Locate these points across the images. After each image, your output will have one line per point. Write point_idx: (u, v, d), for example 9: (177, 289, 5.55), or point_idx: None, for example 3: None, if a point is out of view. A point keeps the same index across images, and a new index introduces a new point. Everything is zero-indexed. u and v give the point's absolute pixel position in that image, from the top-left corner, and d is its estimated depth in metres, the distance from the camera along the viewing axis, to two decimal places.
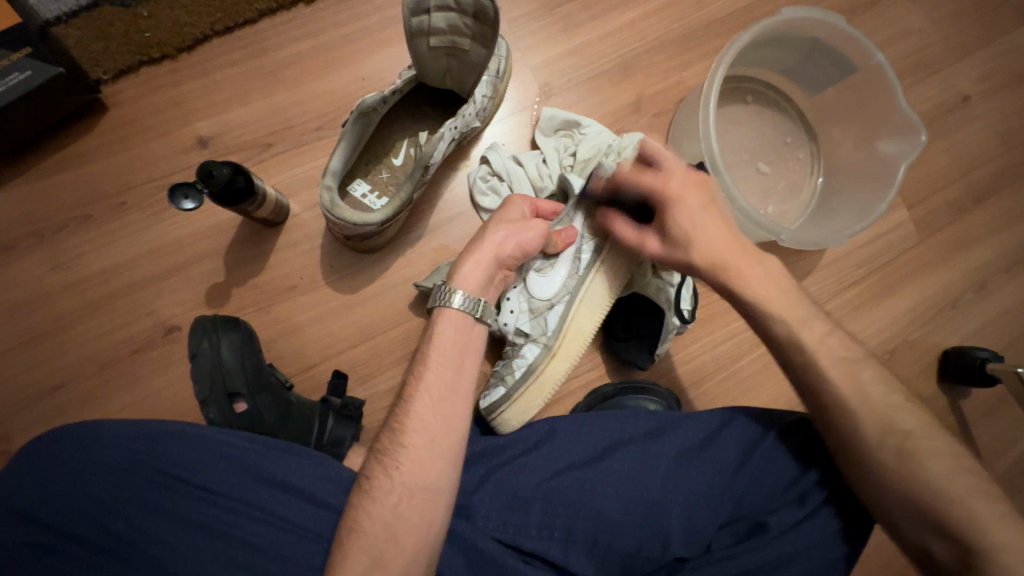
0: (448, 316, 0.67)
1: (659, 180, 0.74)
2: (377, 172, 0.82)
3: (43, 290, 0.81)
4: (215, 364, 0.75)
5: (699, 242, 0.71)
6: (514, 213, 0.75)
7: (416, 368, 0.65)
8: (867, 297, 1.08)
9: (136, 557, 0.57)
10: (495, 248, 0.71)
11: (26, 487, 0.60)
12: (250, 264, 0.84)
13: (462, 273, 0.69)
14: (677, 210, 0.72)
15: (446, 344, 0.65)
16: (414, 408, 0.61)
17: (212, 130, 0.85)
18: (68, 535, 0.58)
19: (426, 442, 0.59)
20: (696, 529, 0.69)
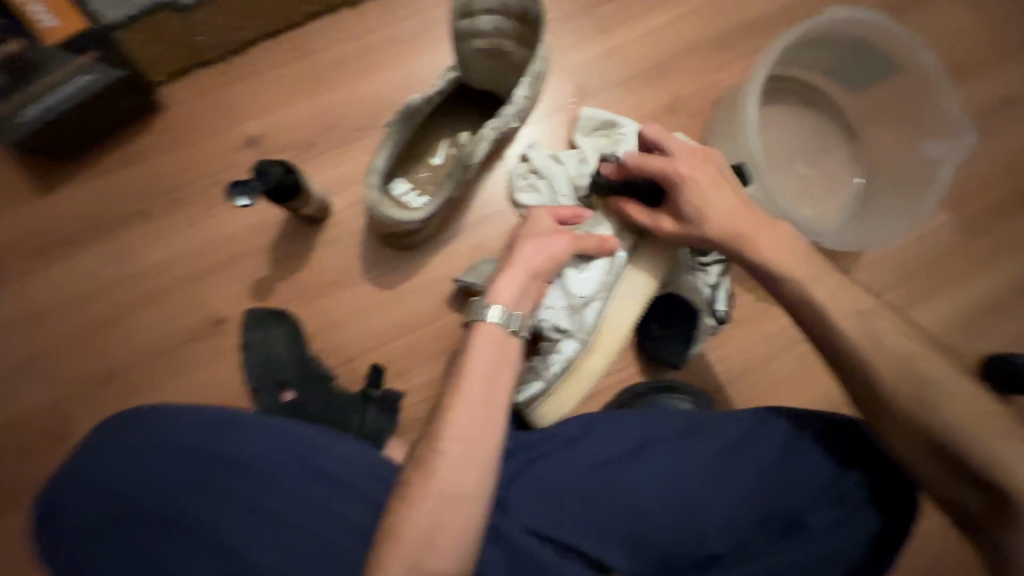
0: (484, 331, 0.67)
1: (665, 162, 0.72)
2: (418, 171, 0.85)
3: (103, 281, 0.85)
4: (267, 354, 0.83)
5: (712, 223, 0.70)
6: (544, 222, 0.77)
7: (453, 377, 0.66)
8: (906, 301, 1.06)
9: (202, 534, 0.61)
10: (527, 261, 0.72)
11: (97, 464, 0.64)
12: (295, 259, 0.87)
13: (495, 287, 0.70)
14: (686, 191, 0.71)
15: (483, 357, 0.66)
16: (451, 417, 0.62)
17: (261, 130, 0.88)
18: (139, 510, 0.62)
19: (463, 450, 0.61)
20: (731, 527, 0.70)
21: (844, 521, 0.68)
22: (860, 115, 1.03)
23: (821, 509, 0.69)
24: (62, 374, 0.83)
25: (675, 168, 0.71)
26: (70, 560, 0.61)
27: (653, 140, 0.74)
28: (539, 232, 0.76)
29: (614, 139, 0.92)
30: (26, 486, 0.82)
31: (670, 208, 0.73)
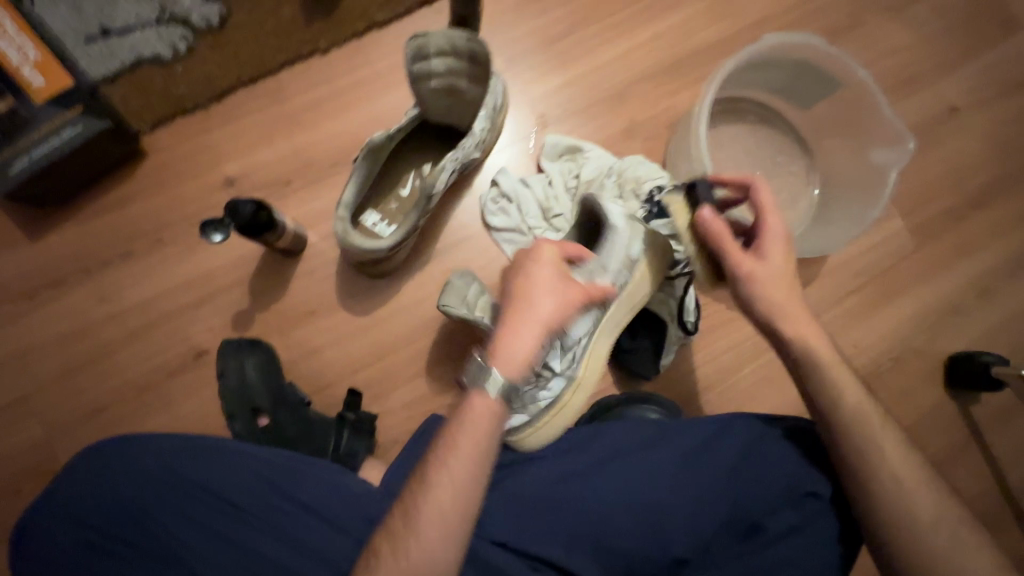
0: (477, 402, 0.61)
1: (774, 211, 0.74)
2: (387, 203, 0.90)
3: (88, 319, 0.88)
4: (242, 383, 0.83)
5: (772, 288, 0.72)
6: (540, 271, 0.65)
7: (438, 446, 0.61)
8: (869, 306, 1.10)
9: (174, 562, 0.64)
10: (538, 309, 0.63)
11: (76, 493, 0.67)
12: (274, 291, 0.92)
13: (504, 349, 0.62)
14: (773, 246, 0.73)
15: (477, 425, 0.61)
16: (432, 496, 0.58)
17: (239, 171, 0.93)
18: (116, 536, 0.64)
19: (444, 529, 0.57)
20: (695, 531, 0.72)
21: (802, 528, 0.70)
22: (812, 131, 1.08)
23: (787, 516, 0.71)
24: (50, 412, 0.86)
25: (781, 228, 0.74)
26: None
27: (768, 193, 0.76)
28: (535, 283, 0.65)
29: (579, 164, 0.99)
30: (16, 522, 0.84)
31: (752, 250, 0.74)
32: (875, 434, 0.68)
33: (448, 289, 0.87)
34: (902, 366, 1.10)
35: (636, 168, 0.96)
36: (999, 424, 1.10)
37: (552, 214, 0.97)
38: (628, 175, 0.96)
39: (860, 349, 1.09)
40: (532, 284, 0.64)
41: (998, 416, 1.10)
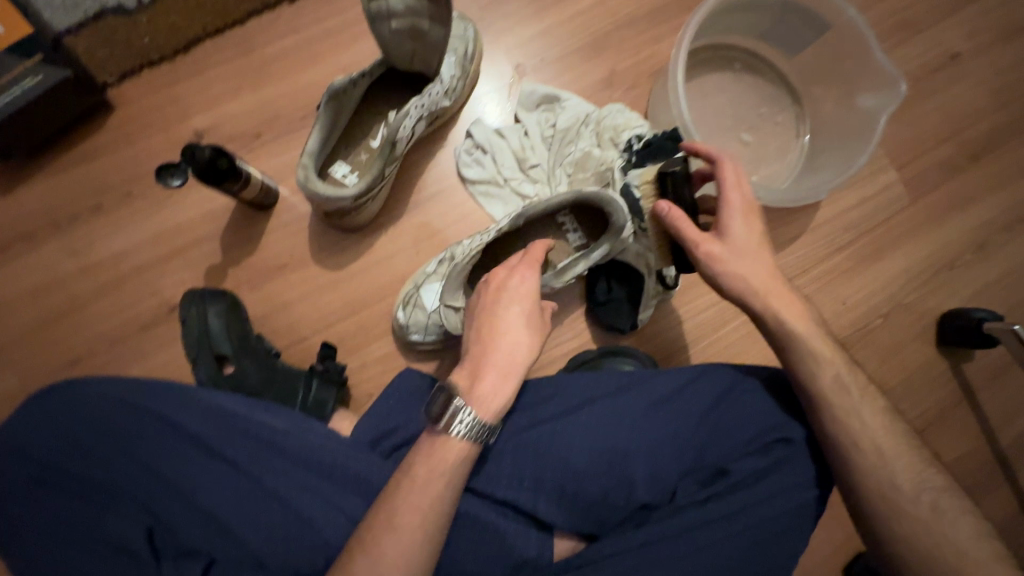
0: (452, 446, 0.63)
1: (732, 186, 0.73)
2: (357, 154, 0.88)
3: (62, 273, 0.89)
4: (204, 328, 0.82)
5: (745, 266, 0.71)
6: (516, 314, 0.70)
7: (394, 491, 0.61)
8: (857, 261, 1.07)
9: (127, 499, 0.63)
10: (511, 355, 0.68)
11: (30, 431, 0.66)
12: (245, 245, 0.91)
13: (482, 390, 0.66)
14: (738, 222, 0.72)
15: (438, 472, 0.62)
16: (387, 538, 0.58)
17: (207, 124, 0.92)
18: (69, 473, 0.64)
19: (404, 564, 0.57)
20: (660, 476, 0.72)
21: (764, 475, 0.70)
22: (801, 77, 1.02)
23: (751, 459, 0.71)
24: (27, 365, 0.87)
25: (742, 197, 0.73)
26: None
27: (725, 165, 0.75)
28: (512, 325, 0.69)
29: (556, 113, 0.96)
30: None
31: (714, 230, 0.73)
32: (834, 379, 0.67)
33: (411, 311, 0.85)
34: (891, 324, 1.07)
35: (614, 117, 0.94)
36: (991, 383, 1.07)
37: (529, 166, 0.95)
38: (607, 124, 0.93)
39: (847, 306, 1.06)
40: (507, 330, 0.69)
41: (990, 374, 1.07)
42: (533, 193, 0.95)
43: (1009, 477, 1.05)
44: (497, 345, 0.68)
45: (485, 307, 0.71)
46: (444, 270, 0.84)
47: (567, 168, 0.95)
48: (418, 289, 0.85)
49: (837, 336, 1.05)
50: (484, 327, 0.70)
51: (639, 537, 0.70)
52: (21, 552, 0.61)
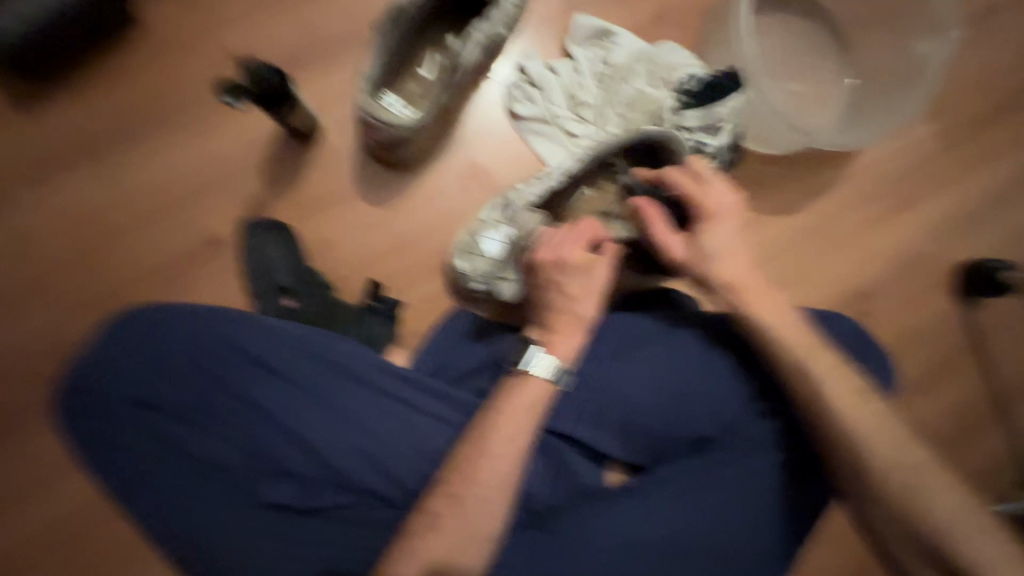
0: (535, 383, 0.66)
1: (704, 192, 0.76)
2: (406, 83, 0.84)
3: (95, 202, 0.85)
4: (268, 259, 0.84)
5: (722, 265, 0.75)
6: (571, 289, 0.69)
7: (479, 424, 0.63)
8: (889, 211, 1.08)
9: (224, 422, 0.64)
10: (577, 316, 0.69)
11: (114, 355, 0.65)
12: (287, 178, 0.87)
13: (557, 341, 0.68)
14: (713, 227, 0.75)
15: (523, 407, 0.64)
16: (478, 466, 0.60)
17: (244, 46, 0.87)
18: (160, 395, 0.64)
19: (493, 485, 0.60)
20: (722, 409, 0.74)
21: (833, 412, 0.68)
22: (849, 22, 1.02)
23: (817, 393, 0.69)
24: (58, 296, 0.84)
25: (712, 204, 0.76)
26: (92, 445, 0.64)
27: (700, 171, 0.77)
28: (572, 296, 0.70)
29: (608, 48, 0.93)
30: (31, 406, 0.82)
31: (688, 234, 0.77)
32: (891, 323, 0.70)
33: (473, 260, 0.84)
34: (915, 273, 1.09)
35: (669, 55, 0.92)
36: (1001, 331, 1.11)
37: (579, 103, 0.93)
38: (661, 61, 0.91)
39: (878, 256, 1.08)
40: (563, 302, 0.70)
41: (1001, 323, 1.10)
42: (582, 132, 0.93)
43: (1011, 421, 1.10)
44: (554, 312, 0.70)
45: (537, 280, 0.71)
46: (502, 217, 0.85)
47: (618, 107, 0.92)
48: (476, 237, 0.85)
49: (863, 285, 1.07)
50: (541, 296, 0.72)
51: (697, 464, 0.72)
52: (121, 470, 0.63)
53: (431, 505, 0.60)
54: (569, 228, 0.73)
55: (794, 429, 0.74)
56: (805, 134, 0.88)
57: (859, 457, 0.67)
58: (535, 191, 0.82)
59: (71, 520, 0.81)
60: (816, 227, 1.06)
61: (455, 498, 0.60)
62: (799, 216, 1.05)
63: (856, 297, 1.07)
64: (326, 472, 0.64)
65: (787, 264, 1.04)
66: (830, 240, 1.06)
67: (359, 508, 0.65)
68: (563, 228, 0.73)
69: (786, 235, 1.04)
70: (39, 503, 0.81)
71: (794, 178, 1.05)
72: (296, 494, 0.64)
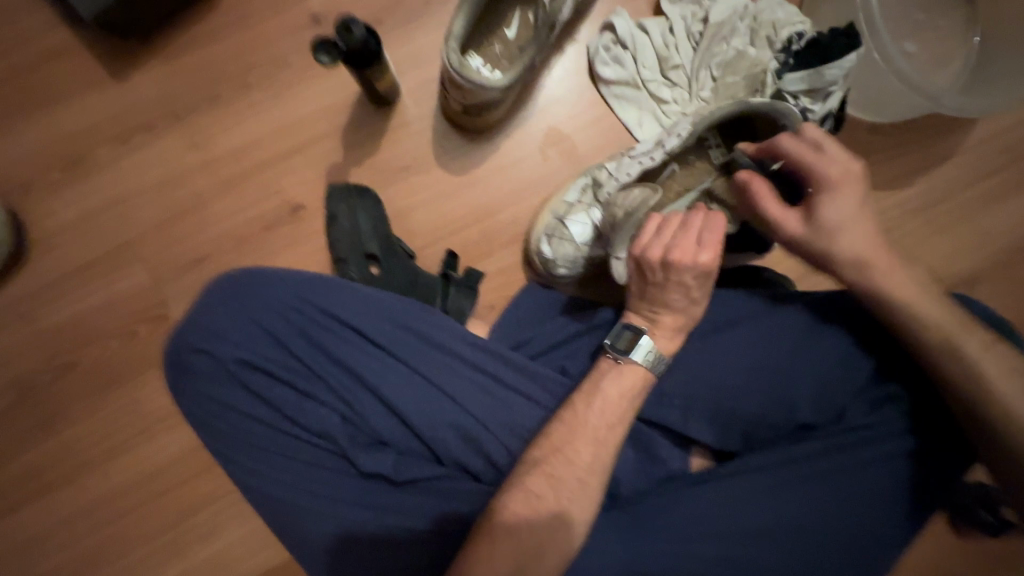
0: (635, 370, 0.65)
1: (819, 158, 0.68)
2: (490, 45, 0.80)
3: (182, 168, 0.86)
4: (352, 226, 0.83)
5: (844, 242, 0.67)
6: (695, 292, 0.66)
7: (569, 406, 0.64)
8: (1008, 187, 0.98)
9: (322, 388, 0.65)
10: (689, 314, 0.67)
11: (219, 316, 0.66)
12: (365, 145, 0.86)
13: (663, 331, 0.67)
14: (831, 198, 0.67)
15: (618, 394, 0.64)
16: (572, 446, 0.61)
17: (325, 8, 0.85)
18: (262, 357, 0.65)
19: (587, 466, 0.60)
20: (826, 396, 0.69)
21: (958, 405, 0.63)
22: None
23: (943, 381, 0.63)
24: (149, 260, 0.86)
25: (829, 172, 0.67)
26: (198, 402, 0.65)
27: (811, 135, 0.69)
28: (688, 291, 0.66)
29: (705, 6, 0.86)
30: (127, 364, 0.86)
31: (803, 210, 0.70)
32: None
33: (558, 245, 0.80)
34: None
35: (774, 10, 0.84)
36: None
37: (671, 66, 0.87)
38: (765, 18, 0.84)
39: (991, 237, 0.98)
40: (683, 304, 0.66)
41: None
42: (672, 98, 0.87)
43: None
44: (673, 312, 0.66)
45: (648, 273, 0.67)
46: (590, 199, 0.80)
47: (714, 69, 0.86)
48: (562, 221, 0.80)
49: (973, 269, 0.98)
50: (643, 285, 0.68)
51: (797, 452, 0.68)
52: (227, 428, 0.65)
53: (529, 482, 0.59)
54: (685, 221, 0.67)
55: (908, 418, 0.68)
56: (930, 98, 0.78)
57: (989, 455, 0.61)
58: (627, 168, 0.78)
59: (165, 473, 0.85)
60: (924, 202, 0.96)
61: (554, 477, 0.59)
62: (906, 190, 0.96)
63: (965, 282, 0.98)
64: (418, 442, 0.65)
65: (887, 244, 0.96)
66: (937, 219, 0.97)
67: (451, 481, 0.64)
68: (687, 226, 0.67)
69: (888, 211, 0.96)
70: (137, 455, 0.85)
71: (902, 148, 0.95)
72: (391, 465, 0.63)
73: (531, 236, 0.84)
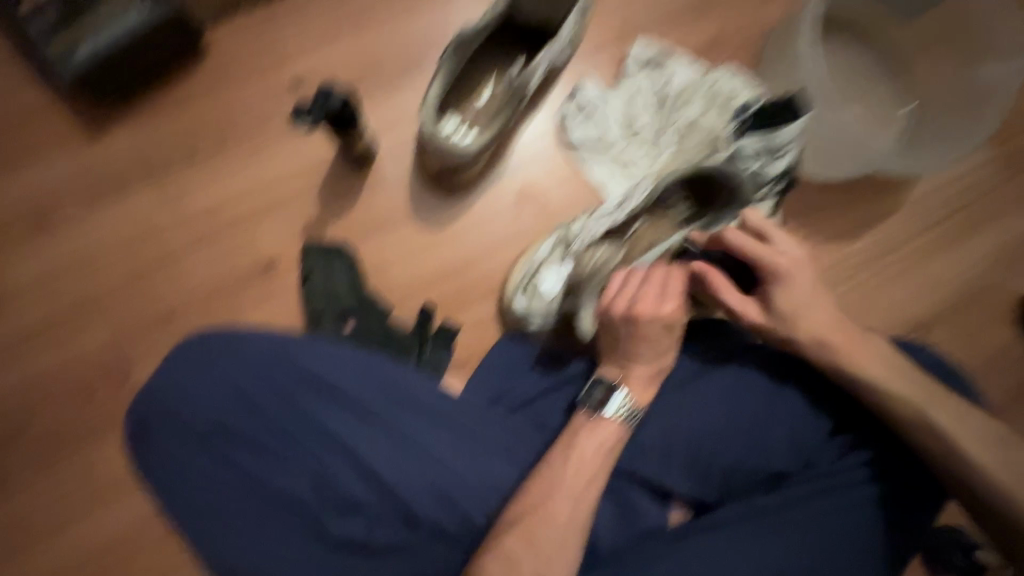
0: (611, 425, 0.65)
1: (771, 251, 0.73)
2: (465, 108, 0.84)
3: (154, 224, 0.85)
4: (328, 285, 0.84)
5: (803, 325, 0.71)
6: (662, 343, 0.68)
7: (548, 463, 0.64)
8: (950, 238, 1.05)
9: (293, 451, 0.63)
10: (658, 365, 0.69)
11: (189, 379, 0.65)
12: (343, 202, 0.87)
13: (635, 384, 0.67)
14: (783, 288, 0.72)
15: (595, 448, 0.64)
16: (550, 506, 0.60)
17: (305, 71, 0.88)
18: (231, 421, 0.63)
19: (566, 524, 0.59)
20: (796, 445, 0.70)
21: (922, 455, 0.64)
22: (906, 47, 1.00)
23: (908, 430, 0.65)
24: (115, 317, 0.84)
25: (780, 262, 0.72)
26: (170, 463, 0.65)
27: (756, 226, 0.75)
28: (656, 344, 0.68)
29: (664, 75, 0.93)
30: (82, 429, 0.81)
31: (761, 299, 0.74)
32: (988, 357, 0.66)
33: (532, 298, 0.82)
34: (978, 303, 1.05)
35: (727, 80, 0.91)
36: None
37: (635, 129, 0.92)
38: (719, 87, 0.90)
39: (939, 284, 1.04)
40: (652, 355, 0.68)
41: None
42: (637, 158, 0.92)
43: None
44: (643, 363, 0.68)
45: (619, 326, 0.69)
46: (560, 255, 0.82)
47: (675, 133, 0.92)
48: (534, 276, 0.83)
49: (926, 315, 1.03)
50: (615, 340, 0.70)
51: (771, 503, 0.68)
52: (197, 493, 0.64)
53: (508, 546, 0.58)
54: (649, 276, 0.71)
55: (877, 462, 0.69)
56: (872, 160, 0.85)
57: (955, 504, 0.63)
58: (592, 227, 0.81)
59: (118, 544, 0.79)
60: (876, 253, 1.03)
61: (532, 537, 0.58)
62: (859, 241, 1.02)
63: (919, 327, 1.03)
64: (391, 504, 0.62)
65: (845, 293, 1.01)
66: (889, 268, 1.03)
67: (424, 544, 0.62)
68: (649, 280, 0.70)
69: (844, 261, 1.01)
70: (86, 528, 0.79)
71: (852, 203, 1.02)
72: (363, 530, 0.62)
73: (506, 290, 0.86)
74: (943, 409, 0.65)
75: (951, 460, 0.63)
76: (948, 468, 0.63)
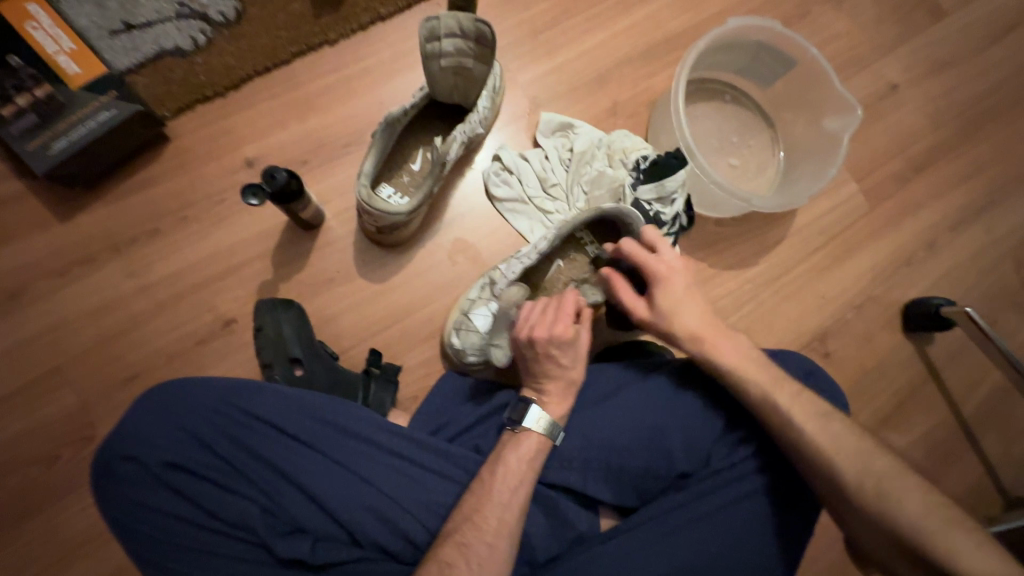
0: (533, 438, 0.74)
1: (653, 259, 0.85)
2: (399, 176, 0.98)
3: (120, 294, 0.94)
4: (278, 336, 0.88)
5: (678, 321, 0.83)
6: (564, 359, 0.78)
7: (480, 480, 0.72)
8: (832, 260, 1.21)
9: (248, 483, 0.71)
10: (569, 380, 0.79)
11: (149, 425, 0.72)
12: (294, 263, 0.98)
13: (551, 401, 0.78)
14: (662, 289, 0.84)
15: (520, 461, 0.73)
16: (481, 516, 0.68)
17: (257, 153, 1.01)
18: (191, 459, 0.71)
19: (496, 531, 0.67)
20: (697, 447, 0.80)
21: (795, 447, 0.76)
22: (773, 104, 1.20)
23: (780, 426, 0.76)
24: (83, 381, 0.91)
25: (660, 269, 0.84)
26: (125, 506, 0.70)
27: (649, 239, 0.87)
28: (563, 363, 0.79)
29: (571, 139, 1.09)
30: (56, 485, 0.88)
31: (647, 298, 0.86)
32: None
33: (465, 336, 0.91)
34: (863, 314, 1.20)
35: (623, 140, 1.07)
36: (952, 361, 1.21)
37: (550, 184, 1.07)
38: (616, 146, 1.07)
39: (828, 300, 1.19)
40: (559, 371, 0.79)
41: (948, 355, 1.21)
42: (554, 209, 1.06)
43: (973, 445, 1.18)
44: (553, 381, 0.78)
45: (531, 350, 0.79)
46: (487, 295, 0.93)
47: (584, 186, 1.07)
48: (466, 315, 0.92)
49: (819, 327, 1.18)
50: (533, 366, 0.79)
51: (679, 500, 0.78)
52: (155, 531, 0.69)
53: (443, 554, 0.66)
54: (553, 304, 0.81)
55: (763, 456, 0.81)
56: (746, 201, 1.01)
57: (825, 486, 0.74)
58: (512, 268, 0.89)
59: None
60: (770, 276, 1.18)
61: (464, 545, 0.66)
62: (754, 268, 1.18)
63: (813, 338, 1.18)
64: (337, 528, 0.70)
65: (746, 313, 1.16)
66: (783, 289, 1.18)
67: (369, 561, 0.70)
68: (548, 306, 0.81)
69: (743, 286, 1.17)
70: None
71: (745, 235, 1.18)
72: (308, 549, 0.68)
73: (445, 332, 0.96)
74: (810, 405, 0.77)
75: (818, 447, 0.74)
76: (815, 454, 0.74)
